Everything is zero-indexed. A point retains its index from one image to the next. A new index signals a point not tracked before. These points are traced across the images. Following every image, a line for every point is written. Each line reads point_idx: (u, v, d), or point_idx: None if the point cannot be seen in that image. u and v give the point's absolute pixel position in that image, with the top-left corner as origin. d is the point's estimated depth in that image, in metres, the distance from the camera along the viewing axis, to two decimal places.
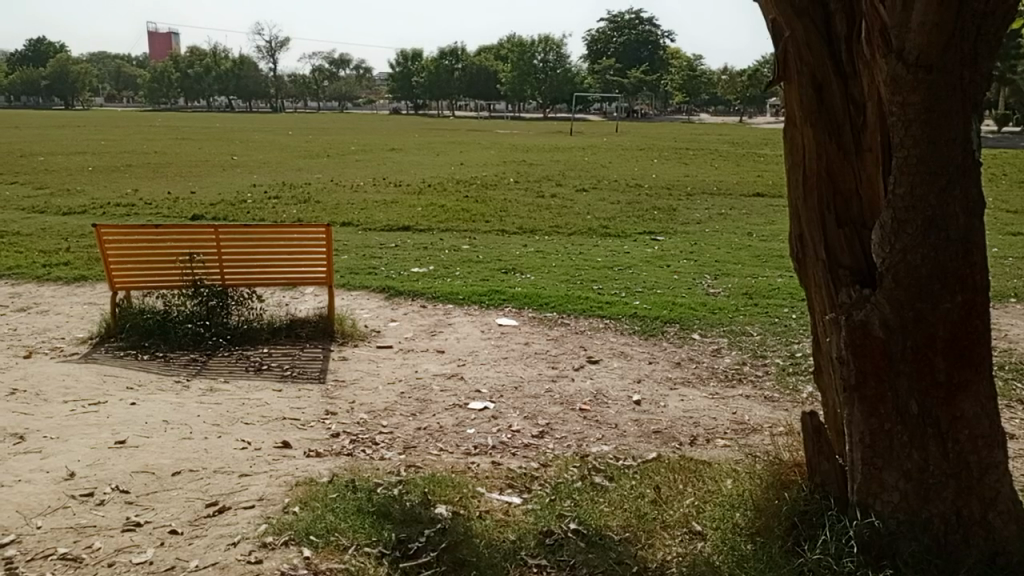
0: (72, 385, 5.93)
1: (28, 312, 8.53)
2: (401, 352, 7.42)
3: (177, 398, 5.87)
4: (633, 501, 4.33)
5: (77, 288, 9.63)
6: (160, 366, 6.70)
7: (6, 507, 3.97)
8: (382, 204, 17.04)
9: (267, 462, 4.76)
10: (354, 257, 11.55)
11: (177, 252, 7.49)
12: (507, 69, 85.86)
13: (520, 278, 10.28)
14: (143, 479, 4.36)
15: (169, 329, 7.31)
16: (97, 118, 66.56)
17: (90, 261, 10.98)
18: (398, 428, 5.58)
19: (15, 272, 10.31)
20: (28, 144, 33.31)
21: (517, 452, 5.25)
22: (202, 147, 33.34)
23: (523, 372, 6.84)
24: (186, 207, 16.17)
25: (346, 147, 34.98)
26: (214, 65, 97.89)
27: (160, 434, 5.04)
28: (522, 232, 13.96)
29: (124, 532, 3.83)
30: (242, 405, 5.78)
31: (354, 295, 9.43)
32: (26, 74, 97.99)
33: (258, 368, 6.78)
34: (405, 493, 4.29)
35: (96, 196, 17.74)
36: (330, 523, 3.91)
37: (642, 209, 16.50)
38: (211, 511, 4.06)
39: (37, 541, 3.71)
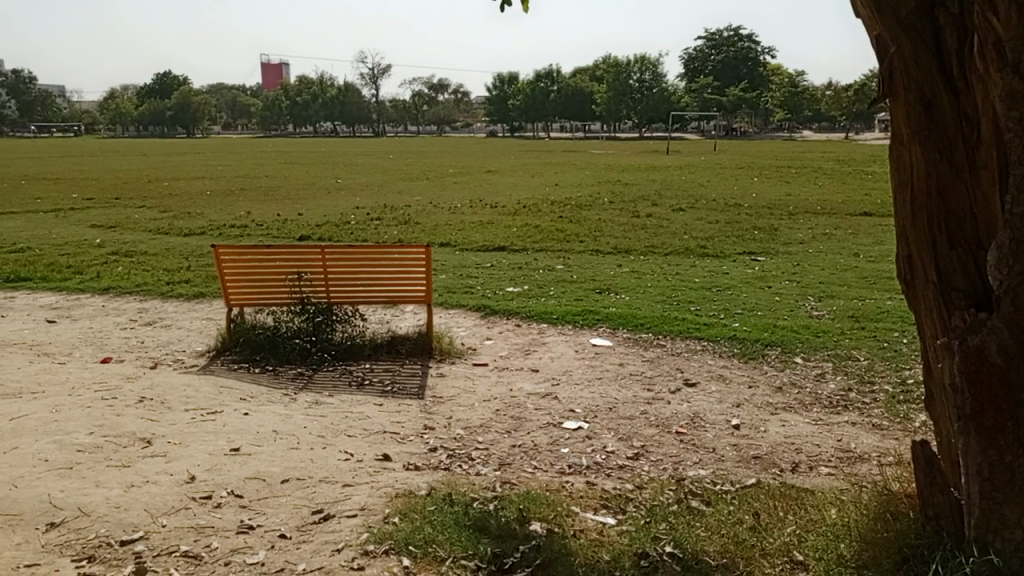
0: (192, 395, 6.34)
1: (154, 326, 9.17)
2: (496, 369, 7.55)
3: (286, 409, 6.18)
4: (730, 527, 4.25)
5: (197, 305, 10.29)
6: (270, 380, 7.06)
7: (135, 504, 4.26)
8: (479, 224, 17.37)
9: (368, 474, 4.94)
10: (452, 277, 11.83)
11: (286, 270, 7.89)
12: (602, 90, 85.82)
13: (615, 298, 10.29)
14: (255, 485, 4.62)
15: (278, 344, 7.72)
16: (211, 145, 70.62)
17: (208, 279, 11.70)
18: (493, 445, 5.66)
19: (143, 289, 11.11)
20: (150, 170, 35.99)
21: (612, 473, 5.23)
22: (307, 171, 34.93)
23: (618, 394, 6.80)
24: (294, 229, 16.99)
25: (444, 170, 35.87)
26: (323, 92, 102.23)
27: (271, 444, 5.32)
28: (618, 252, 13.90)
29: (238, 534, 4.06)
30: (345, 418, 6.02)
31: (452, 313, 9.65)
32: (153, 105, 105.18)
33: (360, 383, 7.06)
34: (501, 508, 4.36)
35: (214, 218, 18.92)
36: (428, 534, 4.02)
37: (741, 229, 16.17)
38: (317, 518, 4.25)
39: (163, 538, 3.96)
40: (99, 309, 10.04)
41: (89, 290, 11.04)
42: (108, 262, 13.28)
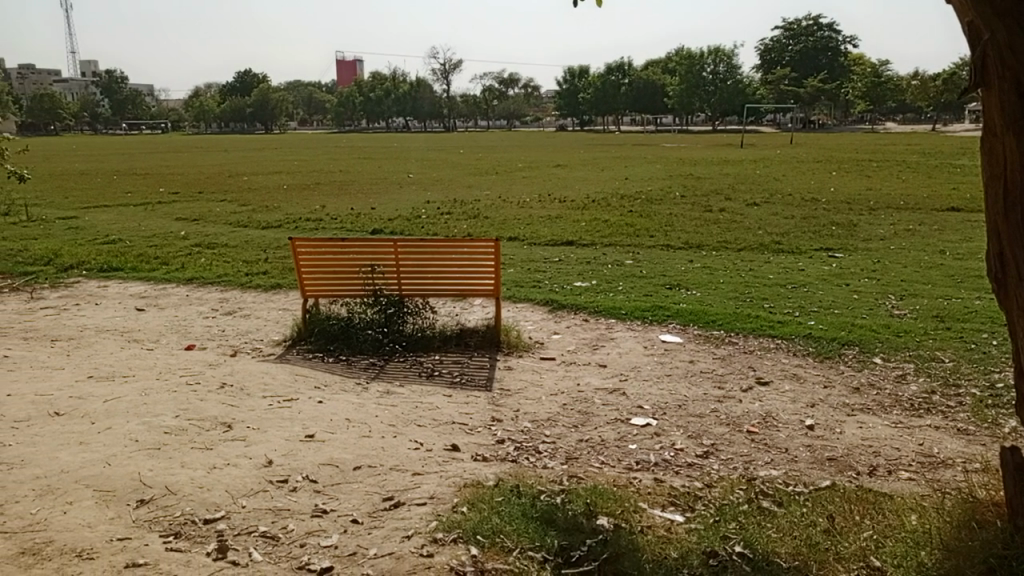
0: (270, 382, 6.57)
1: (234, 316, 9.53)
2: (564, 364, 7.55)
3: (358, 398, 6.34)
4: (803, 529, 4.16)
5: (274, 295, 10.64)
6: (343, 369, 7.25)
7: (217, 485, 4.45)
8: (548, 219, 17.37)
9: (437, 463, 5.03)
10: (520, 271, 11.87)
11: (359, 263, 8.08)
12: (675, 83, 84.36)
13: (686, 294, 10.14)
14: (328, 471, 4.76)
15: (352, 334, 7.92)
16: (287, 140, 72.69)
17: (285, 271, 12.08)
18: (560, 439, 5.68)
19: (224, 280, 11.55)
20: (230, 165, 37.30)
21: (681, 470, 5.17)
22: (380, 166, 35.57)
23: (687, 391, 6.72)
24: (367, 222, 17.35)
25: (514, 164, 35.96)
26: (395, 87, 103.81)
27: (344, 431, 5.47)
28: (689, 247, 13.67)
29: (313, 518, 4.19)
30: (415, 408, 6.14)
31: (520, 307, 9.69)
32: (234, 103, 108.90)
33: (430, 374, 7.18)
34: (568, 502, 4.37)
35: (291, 212, 19.51)
36: (496, 525, 4.07)
37: (819, 224, 15.68)
38: (388, 505, 4.36)
39: (242, 518, 4.12)
40: (184, 298, 10.49)
41: (175, 280, 11.55)
42: (192, 253, 13.85)
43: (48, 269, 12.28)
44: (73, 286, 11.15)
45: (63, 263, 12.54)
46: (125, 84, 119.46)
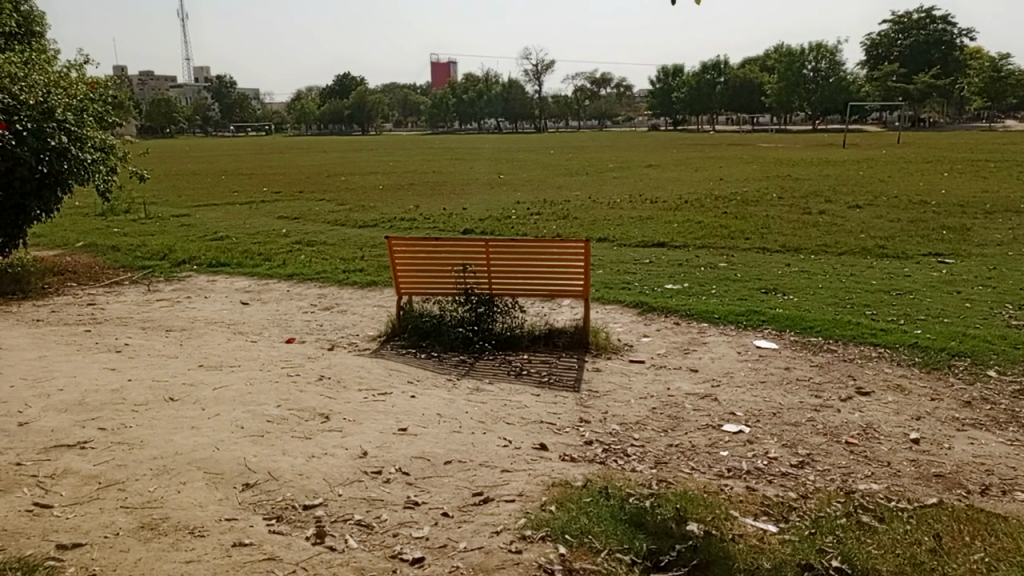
0: (365, 376, 6.79)
1: (332, 311, 9.90)
2: (654, 367, 7.47)
3: (449, 394, 6.47)
4: (906, 547, 3.98)
5: (369, 292, 10.98)
6: (434, 365, 7.42)
7: (316, 473, 4.64)
8: (639, 220, 17.19)
9: (526, 461, 5.07)
10: (611, 272, 11.80)
11: (452, 262, 8.23)
12: (773, 80, 81.68)
13: (782, 298, 9.85)
14: (420, 464, 4.89)
15: (443, 331, 8.09)
16: (381, 142, 74.68)
17: (380, 269, 12.44)
18: (650, 443, 5.62)
19: (322, 276, 12.00)
20: (329, 165, 38.63)
21: (774, 479, 5.03)
22: (471, 166, 36.05)
23: (782, 398, 6.52)
24: (459, 222, 17.65)
25: (605, 164, 35.69)
26: (487, 88, 104.94)
27: (435, 426, 5.60)
28: (786, 250, 13.25)
29: (406, 509, 4.31)
30: (504, 406, 6.21)
31: (609, 309, 9.64)
32: (334, 105, 112.73)
33: (518, 373, 7.25)
34: (657, 506, 4.33)
35: (386, 211, 20.06)
36: (584, 525, 4.08)
37: (928, 228, 14.88)
38: (477, 500, 4.43)
39: (339, 506, 4.28)
40: (285, 293, 10.96)
41: (277, 276, 12.08)
42: (292, 250, 14.45)
43: (163, 263, 13.08)
44: (185, 280, 11.85)
45: (176, 258, 13.32)
46: (234, 88, 125.59)
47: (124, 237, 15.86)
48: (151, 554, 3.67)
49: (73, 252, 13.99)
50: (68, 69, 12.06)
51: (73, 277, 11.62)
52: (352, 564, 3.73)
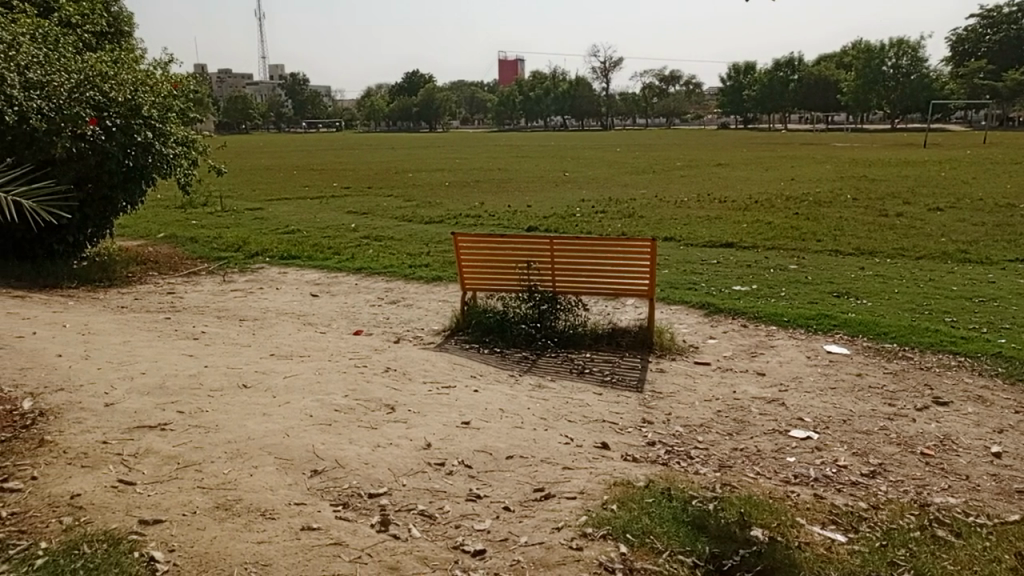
0: (430, 369, 6.89)
1: (398, 305, 10.07)
2: (719, 369, 7.35)
3: (511, 390, 6.52)
4: (984, 565, 3.83)
5: (434, 287, 11.13)
6: (497, 361, 7.47)
7: (381, 462, 4.73)
8: (707, 219, 16.90)
9: (588, 459, 5.07)
10: (676, 272, 11.65)
11: (516, 259, 8.28)
12: (851, 77, 78.97)
13: (855, 303, 9.54)
14: (482, 458, 4.94)
15: (506, 327, 8.13)
16: (447, 140, 75.50)
17: (445, 265, 12.58)
18: (713, 446, 5.54)
19: (389, 270, 12.21)
20: (397, 162, 39.24)
21: (844, 488, 4.89)
22: (537, 164, 36.03)
23: (853, 406, 6.33)
24: (523, 219, 17.68)
25: (673, 163, 35.20)
26: (554, 86, 104.67)
27: (497, 421, 5.65)
28: (860, 253, 12.83)
29: (468, 501, 4.36)
30: (566, 404, 6.21)
31: (674, 309, 9.53)
32: (403, 103, 114.39)
33: (581, 371, 7.24)
34: (721, 509, 4.27)
35: (451, 208, 20.26)
36: (646, 525, 4.05)
37: (1015, 232, 14.16)
38: (538, 496, 4.46)
39: (403, 496, 4.36)
40: (353, 287, 11.20)
41: (345, 269, 12.35)
42: (361, 244, 14.75)
43: (238, 255, 13.54)
44: (258, 272, 12.23)
45: (250, 251, 13.76)
46: (307, 86, 128.65)
47: (202, 229, 16.48)
48: (225, 533, 3.82)
49: (155, 243, 14.60)
50: (154, 68, 12.59)
51: (155, 267, 12.13)
52: (416, 553, 3.80)
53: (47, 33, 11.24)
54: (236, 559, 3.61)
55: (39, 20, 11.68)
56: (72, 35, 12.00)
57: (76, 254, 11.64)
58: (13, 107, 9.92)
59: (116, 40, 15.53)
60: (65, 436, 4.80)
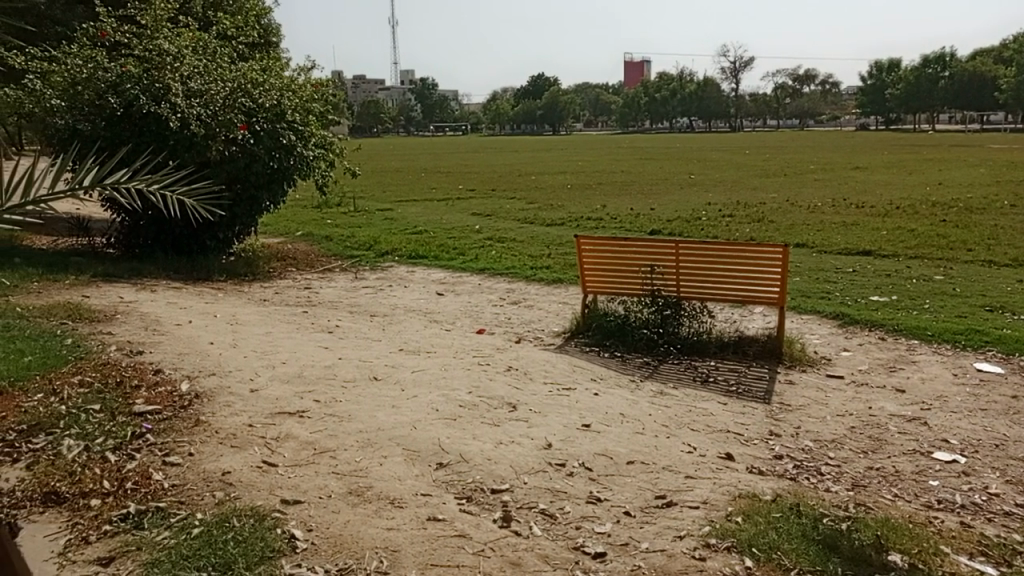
0: (550, 370, 6.94)
1: (520, 305, 10.20)
2: (853, 384, 6.98)
3: (632, 395, 6.46)
4: None
5: (556, 289, 11.19)
6: (618, 365, 7.41)
7: (504, 459, 4.83)
8: (843, 226, 16.06)
9: (711, 469, 4.95)
10: (808, 280, 11.15)
11: (640, 263, 8.20)
12: (1012, 73, 72.49)
13: (1011, 318, 8.80)
14: (603, 461, 4.93)
15: (628, 332, 8.06)
16: (569, 142, 75.79)
17: (566, 267, 12.62)
18: (847, 463, 5.27)
19: (512, 271, 12.39)
20: (520, 164, 39.68)
21: (995, 518, 4.52)
22: (662, 167, 35.41)
23: (1008, 429, 5.84)
24: (646, 222, 17.46)
25: (808, 166, 33.62)
26: (681, 87, 102.42)
27: (619, 425, 5.62)
28: (1017, 265, 11.81)
29: (588, 503, 4.37)
30: (689, 412, 6.09)
31: (805, 319, 9.12)
32: (527, 106, 115.53)
33: (705, 379, 7.06)
34: (855, 530, 4.06)
35: (574, 210, 20.27)
36: (773, 541, 3.92)
37: None
38: (660, 503, 4.41)
39: (524, 493, 4.43)
40: (477, 286, 11.45)
41: (469, 269, 12.64)
42: (484, 245, 15.04)
43: (369, 253, 14.16)
44: (387, 270, 12.74)
45: (380, 249, 14.34)
46: (435, 90, 132.55)
47: (336, 228, 17.35)
48: (358, 517, 4.02)
49: (294, 240, 15.52)
50: (298, 74, 13.40)
51: (294, 262, 12.89)
52: (537, 550, 3.85)
53: (206, 45, 12.20)
54: (368, 543, 3.80)
55: (201, 33, 12.71)
56: (227, 46, 12.94)
57: (225, 250, 12.53)
58: (177, 113, 10.87)
59: (265, 50, 16.62)
60: (217, 417, 5.20)
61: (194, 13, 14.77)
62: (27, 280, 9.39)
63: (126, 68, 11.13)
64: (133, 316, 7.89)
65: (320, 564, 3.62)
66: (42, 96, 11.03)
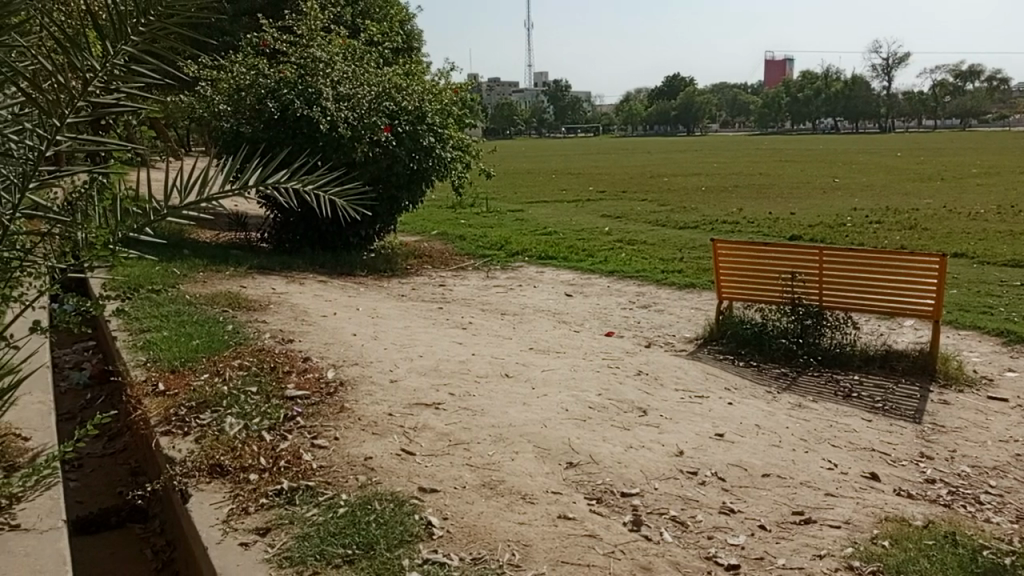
0: (682, 376, 6.82)
1: (650, 309, 10.08)
2: (1019, 408, 6.40)
3: (769, 406, 6.23)
4: None
5: (688, 294, 10.97)
6: (754, 375, 7.17)
7: (634, 463, 4.80)
8: (1009, 235, 14.73)
9: (855, 489, 4.71)
10: (967, 293, 10.33)
11: (780, 269, 7.90)
12: None
13: None
14: (737, 472, 4.79)
15: (764, 340, 7.78)
16: (703, 143, 73.89)
17: (699, 271, 12.34)
18: (1010, 494, 4.85)
19: (643, 275, 12.26)
20: (652, 166, 39.09)
21: None
22: (803, 169, 33.84)
23: None
24: (785, 227, 16.76)
25: (969, 169, 31.07)
26: (826, 86, 97.30)
27: (753, 436, 5.44)
28: None
29: (721, 513, 4.27)
30: (830, 427, 5.81)
31: (963, 335, 8.45)
32: (661, 107, 113.55)
33: (848, 394, 6.70)
34: (1020, 566, 3.73)
35: (708, 213, 19.76)
36: (924, 568, 3.68)
37: None
38: (798, 519, 4.24)
39: (655, 499, 4.39)
40: (606, 289, 11.42)
41: (599, 271, 12.62)
42: (614, 247, 14.96)
43: (500, 253, 14.44)
44: (518, 270, 12.94)
45: (511, 249, 14.58)
46: (568, 92, 132.99)
47: (469, 228, 17.80)
48: (491, 510, 4.13)
49: (429, 239, 16.07)
50: (439, 78, 13.86)
51: (429, 260, 13.35)
52: (668, 557, 3.81)
53: (354, 51, 12.85)
54: (501, 536, 3.89)
55: (351, 40, 13.40)
56: (374, 52, 13.57)
57: (366, 247, 13.17)
58: (327, 116, 11.54)
59: (408, 55, 17.30)
60: (360, 405, 5.49)
61: (344, 21, 15.60)
62: (194, 270, 10.26)
63: (283, 74, 11.92)
64: (284, 306, 8.46)
65: (455, 551, 3.75)
66: (211, 103, 12.08)
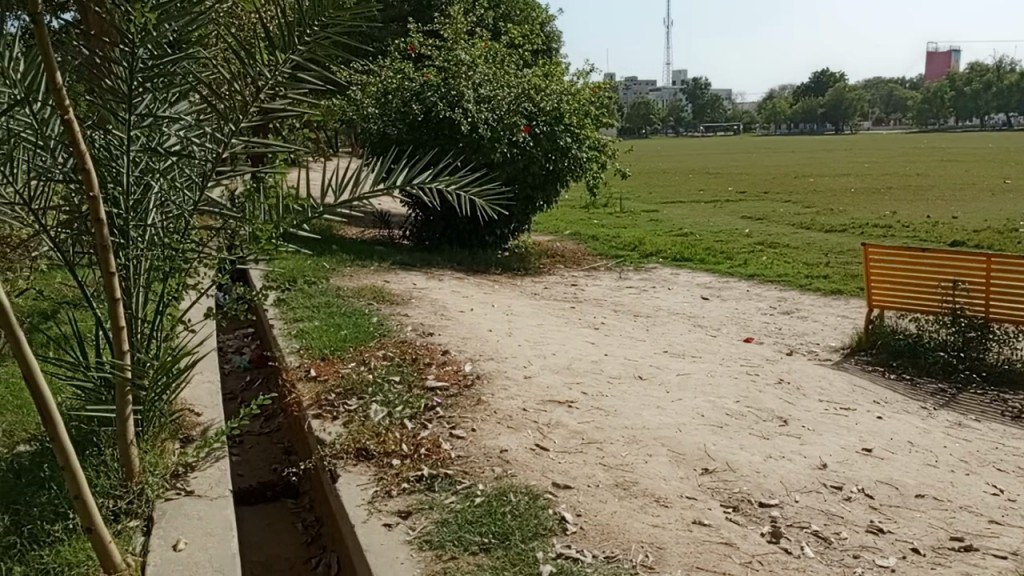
0: (827, 387, 6.49)
1: (792, 316, 9.65)
2: None
3: (924, 423, 5.82)
4: None
5: (833, 300, 10.42)
6: (906, 389, 6.71)
7: (773, 474, 4.63)
8: None
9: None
10: None
11: (940, 277, 7.35)
12: None
13: None
14: (887, 490, 4.52)
15: (920, 353, 7.26)
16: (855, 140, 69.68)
17: (846, 277, 11.69)
18: None
19: (785, 279, 11.76)
20: (796, 166, 37.32)
21: None
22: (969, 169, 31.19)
23: None
24: (946, 232, 15.53)
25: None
26: (997, 78, 89.08)
27: (906, 454, 5.10)
28: None
29: (869, 532, 4.04)
30: (995, 449, 5.34)
31: None
32: (808, 104, 108.08)
33: (1017, 415, 6.14)
34: None
35: (857, 216, 18.64)
36: None
37: None
38: (957, 545, 3.94)
39: (796, 512, 4.22)
40: (745, 293, 11.04)
41: (737, 275, 12.22)
42: (754, 250, 14.43)
43: (635, 253, 14.30)
44: (652, 271, 12.77)
45: (645, 250, 14.40)
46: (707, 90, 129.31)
47: (603, 228, 17.73)
48: (624, 510, 4.12)
49: (564, 238, 16.15)
50: (578, 78, 13.91)
51: (563, 260, 13.43)
52: (809, 572, 3.66)
53: (496, 53, 13.11)
54: (633, 537, 3.88)
55: (492, 42, 13.66)
56: (515, 54, 13.80)
57: (501, 246, 13.44)
58: (468, 117, 11.84)
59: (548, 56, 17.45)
60: (495, 399, 5.62)
61: (487, 23, 15.96)
62: (342, 264, 10.87)
63: (427, 77, 12.33)
64: (425, 301, 8.79)
65: (588, 548, 3.78)
66: (361, 106, 12.73)
